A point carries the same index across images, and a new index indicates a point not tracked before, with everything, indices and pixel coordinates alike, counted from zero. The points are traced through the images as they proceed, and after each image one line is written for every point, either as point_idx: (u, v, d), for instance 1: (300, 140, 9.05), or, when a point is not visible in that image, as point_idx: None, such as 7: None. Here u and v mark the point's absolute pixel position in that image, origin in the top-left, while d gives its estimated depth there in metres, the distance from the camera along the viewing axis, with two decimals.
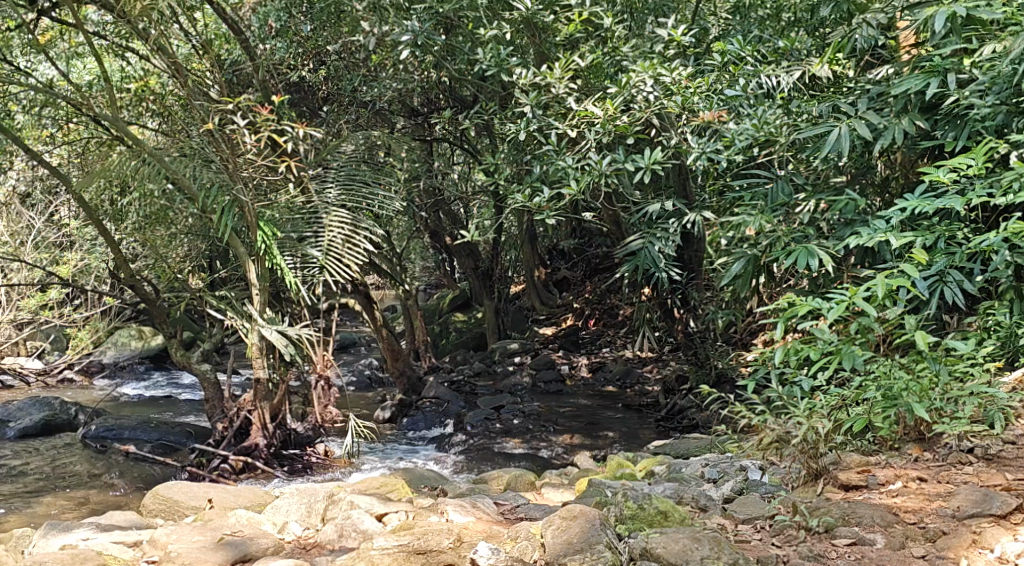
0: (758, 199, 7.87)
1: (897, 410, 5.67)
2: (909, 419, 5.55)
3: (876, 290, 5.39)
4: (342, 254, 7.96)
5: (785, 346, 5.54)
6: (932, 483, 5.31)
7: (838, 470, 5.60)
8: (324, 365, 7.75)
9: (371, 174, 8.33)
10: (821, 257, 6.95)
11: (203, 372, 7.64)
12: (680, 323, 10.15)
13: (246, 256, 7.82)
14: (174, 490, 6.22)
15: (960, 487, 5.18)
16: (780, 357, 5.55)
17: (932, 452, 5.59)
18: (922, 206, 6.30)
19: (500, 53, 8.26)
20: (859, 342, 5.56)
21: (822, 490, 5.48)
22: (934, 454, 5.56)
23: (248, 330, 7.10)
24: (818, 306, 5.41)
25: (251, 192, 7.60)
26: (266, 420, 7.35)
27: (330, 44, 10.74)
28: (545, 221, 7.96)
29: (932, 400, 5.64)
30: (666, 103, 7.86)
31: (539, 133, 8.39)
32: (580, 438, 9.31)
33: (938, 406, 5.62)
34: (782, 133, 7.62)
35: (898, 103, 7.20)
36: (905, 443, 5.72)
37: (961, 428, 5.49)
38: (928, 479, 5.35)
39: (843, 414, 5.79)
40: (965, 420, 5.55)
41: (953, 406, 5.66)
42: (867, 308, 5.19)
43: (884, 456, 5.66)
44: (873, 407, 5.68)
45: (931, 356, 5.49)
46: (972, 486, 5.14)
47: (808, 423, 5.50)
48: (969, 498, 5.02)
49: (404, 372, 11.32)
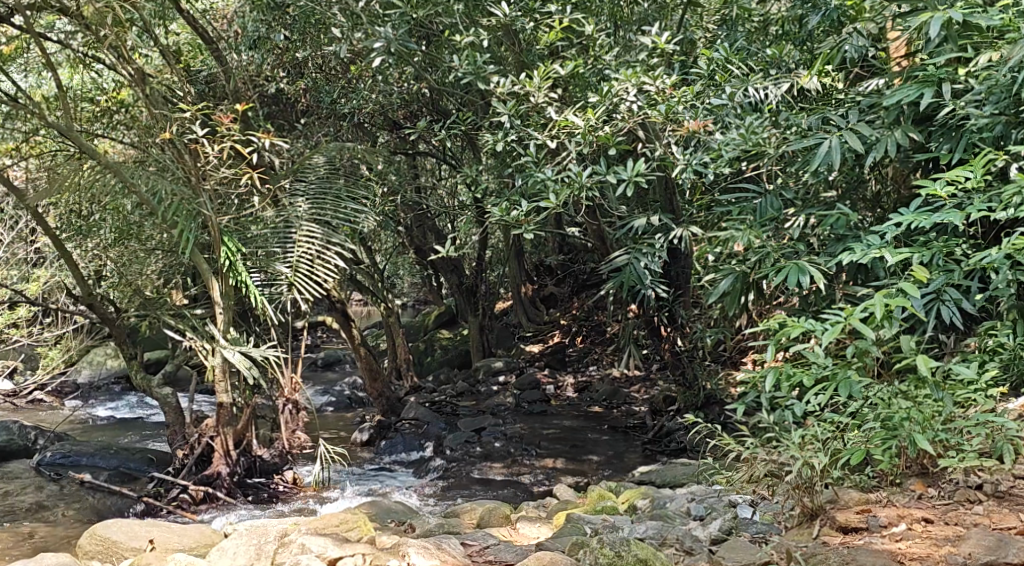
0: (746, 213, 7.57)
1: (898, 442, 5.32)
2: (910, 451, 5.22)
3: (873, 311, 5.08)
4: (312, 271, 7.58)
5: (778, 369, 5.21)
6: (939, 525, 5.02)
7: (836, 509, 5.29)
8: (291, 390, 7.44)
9: (344, 188, 7.95)
10: (812, 275, 6.71)
11: (164, 395, 7.29)
12: (667, 342, 9.81)
13: (209, 272, 7.44)
14: (112, 528, 5.91)
15: (970, 530, 4.89)
16: (770, 382, 5.20)
17: (937, 488, 5.28)
18: (919, 221, 6.00)
19: (477, 60, 7.91)
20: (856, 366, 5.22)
21: (818, 533, 5.16)
22: (940, 491, 5.25)
23: (209, 352, 6.73)
24: (811, 327, 5.09)
25: (215, 206, 7.24)
26: (229, 447, 6.98)
27: (306, 55, 10.44)
28: (523, 237, 7.66)
29: (936, 431, 5.26)
30: (649, 112, 7.57)
31: (518, 144, 8.08)
32: (563, 462, 8.97)
33: (943, 439, 5.23)
34: (772, 143, 7.34)
35: (890, 114, 6.91)
36: (907, 478, 5.42)
37: (967, 463, 5.17)
38: (935, 520, 5.06)
39: (840, 446, 5.41)
40: (972, 454, 5.21)
41: (959, 437, 5.28)
42: (864, 330, 4.84)
43: (885, 492, 5.35)
44: (871, 437, 5.34)
45: (933, 381, 5.18)
46: (983, 529, 4.86)
47: (802, 459, 5.18)
48: (980, 544, 4.73)
49: (383, 394, 10.97)
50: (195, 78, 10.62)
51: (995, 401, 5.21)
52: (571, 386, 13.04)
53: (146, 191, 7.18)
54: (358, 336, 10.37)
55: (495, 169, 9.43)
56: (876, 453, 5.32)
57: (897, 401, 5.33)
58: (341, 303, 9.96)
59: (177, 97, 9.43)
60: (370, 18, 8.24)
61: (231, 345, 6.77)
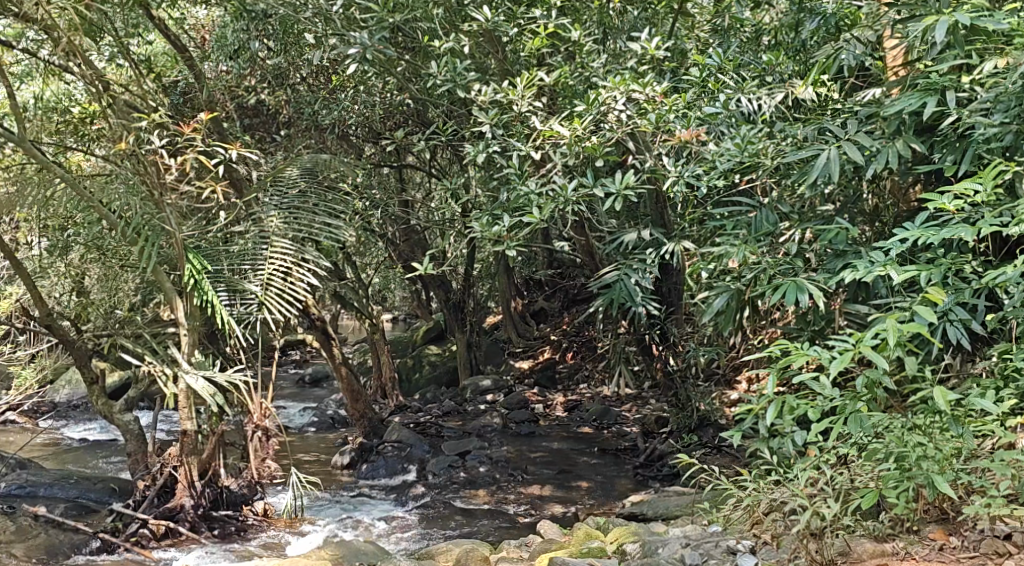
0: (740, 227, 7.23)
1: (915, 485, 4.98)
2: (928, 494, 4.87)
3: (881, 337, 4.70)
4: (283, 290, 7.18)
5: (778, 399, 4.83)
6: None
7: (848, 563, 4.95)
8: (261, 415, 6.95)
9: (320, 203, 7.61)
10: (810, 293, 6.42)
11: (125, 422, 6.94)
12: (659, 362, 9.31)
13: (173, 292, 7.00)
14: None
15: None
16: (771, 415, 4.80)
17: (959, 537, 4.98)
18: (926, 236, 5.60)
19: (457, 67, 7.53)
20: (868, 400, 4.75)
21: None
22: (963, 540, 4.95)
23: (169, 379, 6.33)
24: (816, 356, 4.70)
25: (179, 221, 6.82)
26: (193, 478, 6.60)
27: (286, 65, 10.08)
28: (505, 253, 7.30)
29: (956, 473, 4.92)
30: (639, 122, 7.18)
31: (501, 155, 7.72)
32: (551, 489, 8.58)
33: (963, 481, 4.89)
34: (773, 151, 6.93)
35: (890, 124, 6.59)
36: (926, 524, 5.12)
37: (991, 511, 4.82)
38: None
39: (852, 490, 5.08)
40: (996, 500, 4.84)
41: (981, 479, 4.96)
42: (877, 359, 4.41)
43: (902, 542, 5.05)
44: (885, 480, 4.98)
45: (951, 416, 4.81)
46: None
47: (811, 509, 4.87)
48: None
49: (364, 415, 10.56)
50: (170, 90, 10.26)
51: (1018, 437, 4.84)
52: (561, 405, 12.64)
53: (105, 207, 6.78)
54: (337, 355, 9.98)
55: (481, 181, 9.06)
56: (891, 496, 4.97)
57: (905, 436, 4.96)
58: (320, 321, 9.59)
59: (151, 108, 9.06)
60: (345, 24, 7.87)
61: (194, 370, 6.42)
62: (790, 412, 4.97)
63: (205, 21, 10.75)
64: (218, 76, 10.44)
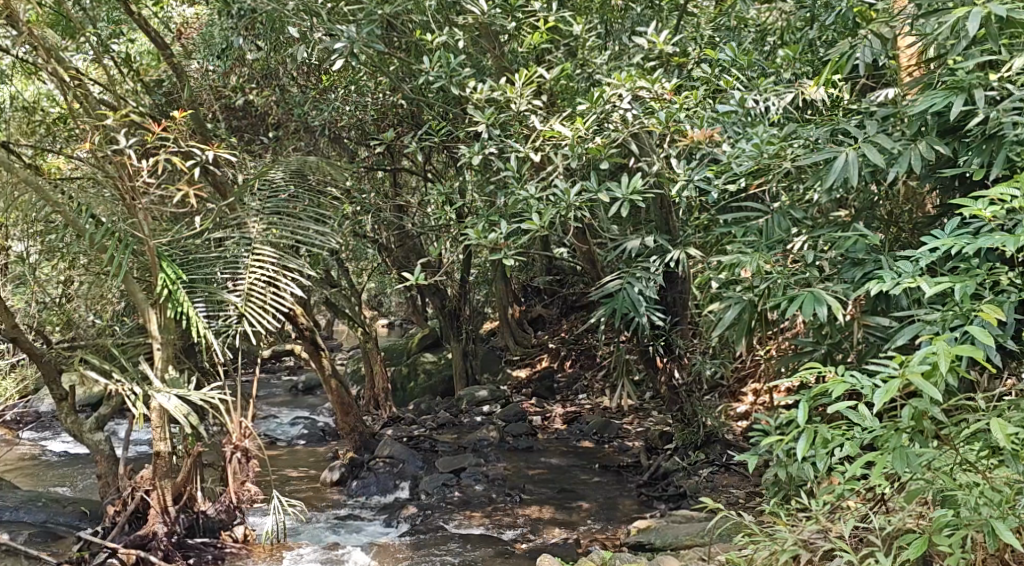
0: (751, 234, 6.79)
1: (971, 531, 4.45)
2: (989, 545, 4.32)
3: (929, 362, 4.24)
4: (264, 301, 6.70)
5: (808, 428, 4.41)
6: None
7: None
8: (241, 436, 6.47)
9: (305, 208, 7.18)
10: (829, 305, 6.06)
11: (96, 442, 6.58)
12: (663, 375, 8.79)
13: (146, 303, 6.53)
14: None
15: None
16: (802, 448, 4.37)
17: None
18: (957, 245, 5.18)
19: (451, 62, 7.07)
20: (911, 431, 4.27)
21: None
22: None
23: (137, 399, 5.91)
24: (856, 384, 4.27)
25: (151, 227, 6.34)
26: (166, 503, 6.22)
27: (273, 63, 9.62)
28: (502, 262, 6.87)
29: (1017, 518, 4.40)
30: (646, 122, 6.72)
31: (498, 156, 7.29)
32: (551, 511, 8.13)
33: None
34: (789, 151, 6.47)
35: (912, 126, 6.16)
36: None
37: None
38: None
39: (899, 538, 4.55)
40: None
41: None
42: (927, 390, 3.98)
43: None
44: (936, 524, 4.46)
45: (1007, 452, 4.31)
46: None
47: None
48: None
49: (355, 429, 10.00)
50: (153, 89, 9.80)
51: None
52: (560, 417, 12.18)
53: (73, 210, 6.34)
54: (327, 367, 9.52)
55: (478, 185, 8.60)
56: (942, 544, 4.43)
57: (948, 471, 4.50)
58: (309, 330, 9.14)
59: (131, 108, 8.60)
60: (332, 18, 7.44)
61: (165, 389, 5.98)
62: (823, 444, 4.53)
63: (191, 19, 10.31)
64: (203, 76, 10.00)
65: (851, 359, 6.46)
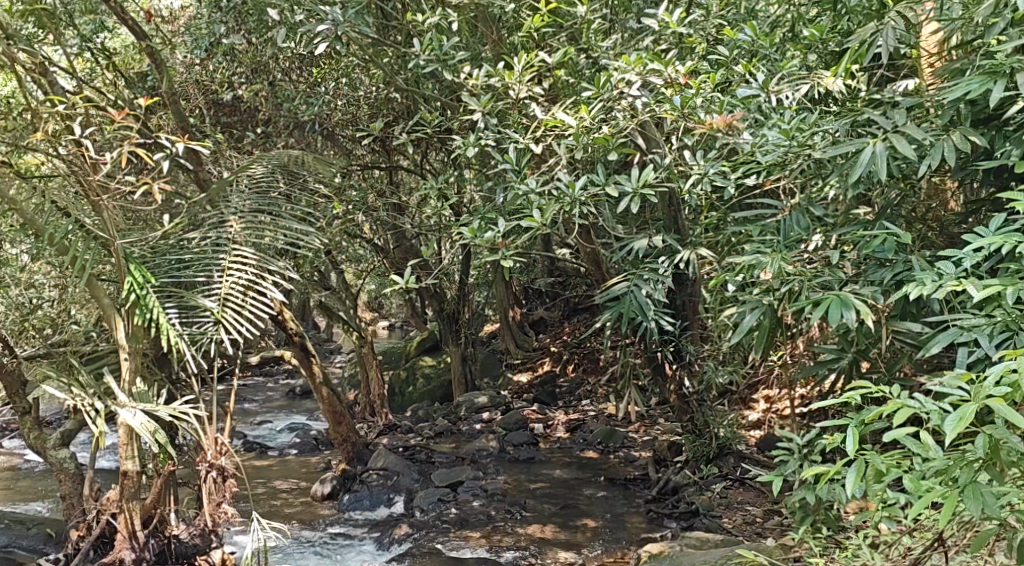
0: (768, 233, 6.32)
1: None
2: None
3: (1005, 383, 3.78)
4: (242, 306, 6.17)
5: (860, 460, 3.90)
6: None
7: None
8: (216, 452, 5.95)
9: (287, 207, 6.68)
10: (857, 310, 5.52)
11: (60, 460, 6.15)
12: (673, 383, 8.25)
13: (113, 309, 6.00)
14: None
15: None
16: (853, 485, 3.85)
17: None
18: (1003, 244, 4.66)
19: (443, 46, 6.56)
20: (974, 460, 3.73)
21: None
22: None
23: (98, 414, 5.38)
24: (923, 411, 3.81)
25: (116, 227, 5.81)
26: (135, 527, 5.81)
27: (262, 55, 9.07)
28: (500, 263, 6.34)
29: None
30: (657, 110, 6.18)
31: (496, 149, 6.78)
32: (553, 530, 7.63)
33: None
34: (812, 141, 5.96)
35: (945, 115, 5.62)
36: None
37: None
38: None
39: None
40: None
41: None
42: (1018, 421, 3.55)
43: None
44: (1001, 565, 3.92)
45: None
46: None
47: None
48: None
49: (347, 439, 9.47)
50: (134, 82, 9.23)
51: None
52: (562, 425, 11.67)
53: (29, 208, 5.80)
54: (318, 374, 9.00)
55: (476, 182, 8.05)
56: None
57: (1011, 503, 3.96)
58: (298, 336, 8.61)
59: (109, 101, 8.11)
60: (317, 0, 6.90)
61: (130, 403, 5.49)
62: (874, 475, 3.99)
63: (178, 10, 9.79)
64: (189, 69, 9.50)
65: (879, 368, 5.94)
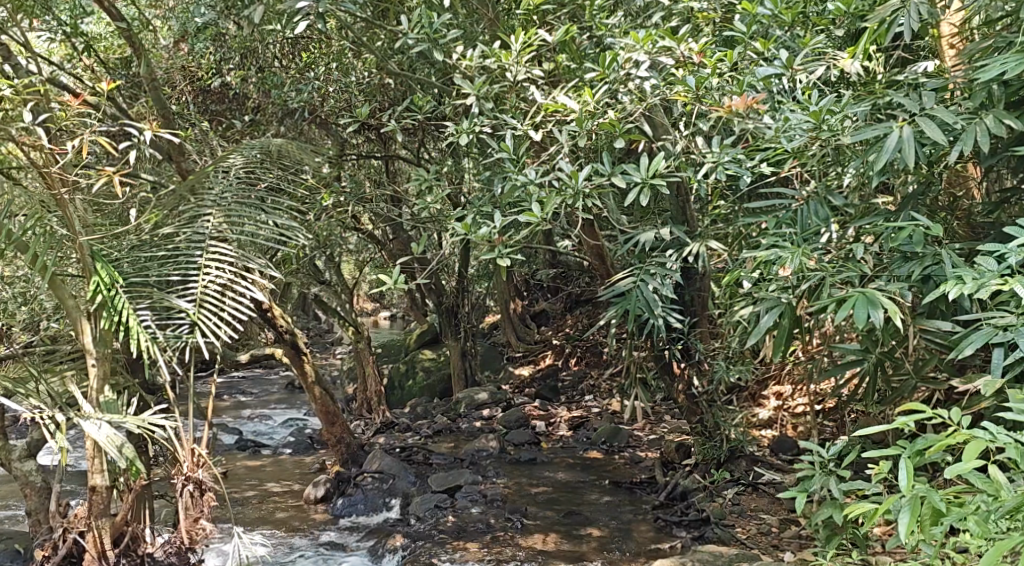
0: (785, 225, 5.86)
1: None
2: None
3: None
4: (221, 305, 5.75)
5: (912, 495, 3.66)
6: None
7: None
8: (192, 465, 5.62)
9: (269, 198, 6.25)
10: (883, 307, 5.05)
11: (26, 475, 5.86)
12: (680, 383, 7.76)
13: (82, 312, 5.58)
14: None
15: None
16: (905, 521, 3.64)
17: None
18: None
19: (434, 23, 6.12)
20: None
21: None
22: None
23: (60, 428, 4.96)
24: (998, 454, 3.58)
25: (79, 223, 5.38)
26: (104, 546, 5.44)
27: (252, 40, 8.54)
28: (498, 261, 5.92)
29: None
30: (668, 91, 5.81)
31: (493, 137, 6.35)
32: (557, 542, 7.23)
33: None
34: (840, 126, 5.46)
35: (976, 97, 5.15)
36: None
37: None
38: None
39: None
40: None
41: None
42: None
43: None
44: None
45: None
46: None
47: None
48: None
49: (342, 441, 9.04)
50: (115, 70, 8.76)
51: None
52: (565, 423, 11.25)
53: None
54: (309, 374, 8.57)
55: (474, 172, 7.58)
56: None
57: None
58: (286, 334, 8.18)
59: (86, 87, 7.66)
60: None
61: (94, 415, 5.06)
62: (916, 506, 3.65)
63: None
64: (174, 55, 9.05)
65: (904, 371, 5.53)
